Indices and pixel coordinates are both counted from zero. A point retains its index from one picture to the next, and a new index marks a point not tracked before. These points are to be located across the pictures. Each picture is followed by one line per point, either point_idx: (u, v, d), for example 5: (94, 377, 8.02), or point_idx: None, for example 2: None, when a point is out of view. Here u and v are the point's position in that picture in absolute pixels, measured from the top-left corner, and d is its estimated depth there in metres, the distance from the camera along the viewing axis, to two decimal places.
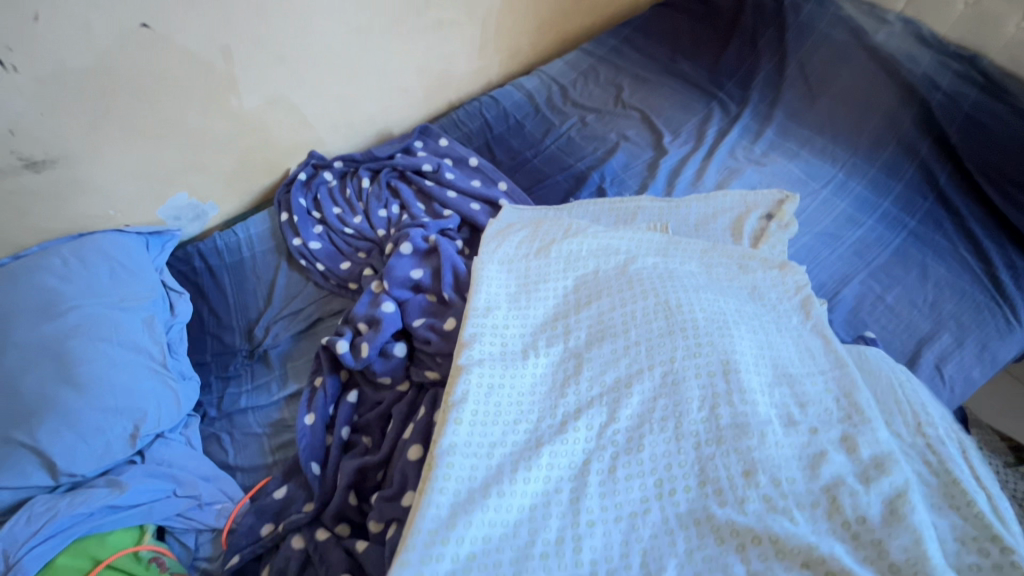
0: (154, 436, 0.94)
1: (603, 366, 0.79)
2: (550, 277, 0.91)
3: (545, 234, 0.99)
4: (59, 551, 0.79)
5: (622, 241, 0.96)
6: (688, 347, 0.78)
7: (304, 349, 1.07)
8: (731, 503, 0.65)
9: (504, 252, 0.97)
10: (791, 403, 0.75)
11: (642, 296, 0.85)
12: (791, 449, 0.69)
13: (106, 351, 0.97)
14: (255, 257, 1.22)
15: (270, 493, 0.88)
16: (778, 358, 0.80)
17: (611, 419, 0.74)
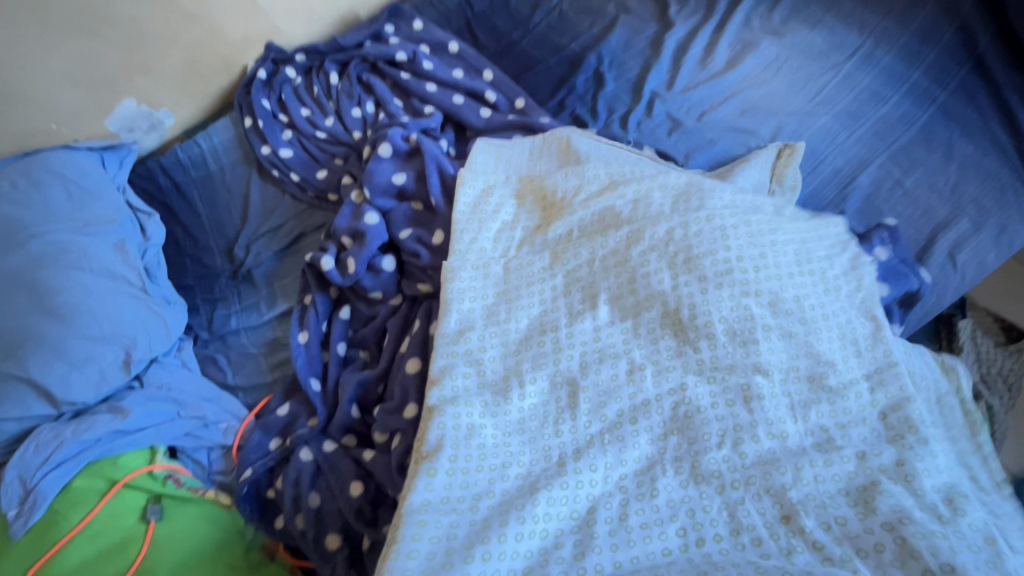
0: (148, 362, 0.93)
1: (602, 398, 0.71)
2: (541, 266, 0.81)
3: (524, 199, 0.90)
4: (74, 475, 0.80)
5: (621, 203, 0.83)
6: (703, 362, 0.71)
7: (289, 266, 1.02)
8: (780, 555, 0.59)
9: (485, 244, 0.86)
10: (831, 424, 0.67)
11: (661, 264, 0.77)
12: (833, 459, 0.65)
13: (80, 280, 0.93)
14: (224, 170, 1.12)
15: (274, 410, 0.89)
16: (826, 314, 0.73)
17: (619, 462, 0.67)
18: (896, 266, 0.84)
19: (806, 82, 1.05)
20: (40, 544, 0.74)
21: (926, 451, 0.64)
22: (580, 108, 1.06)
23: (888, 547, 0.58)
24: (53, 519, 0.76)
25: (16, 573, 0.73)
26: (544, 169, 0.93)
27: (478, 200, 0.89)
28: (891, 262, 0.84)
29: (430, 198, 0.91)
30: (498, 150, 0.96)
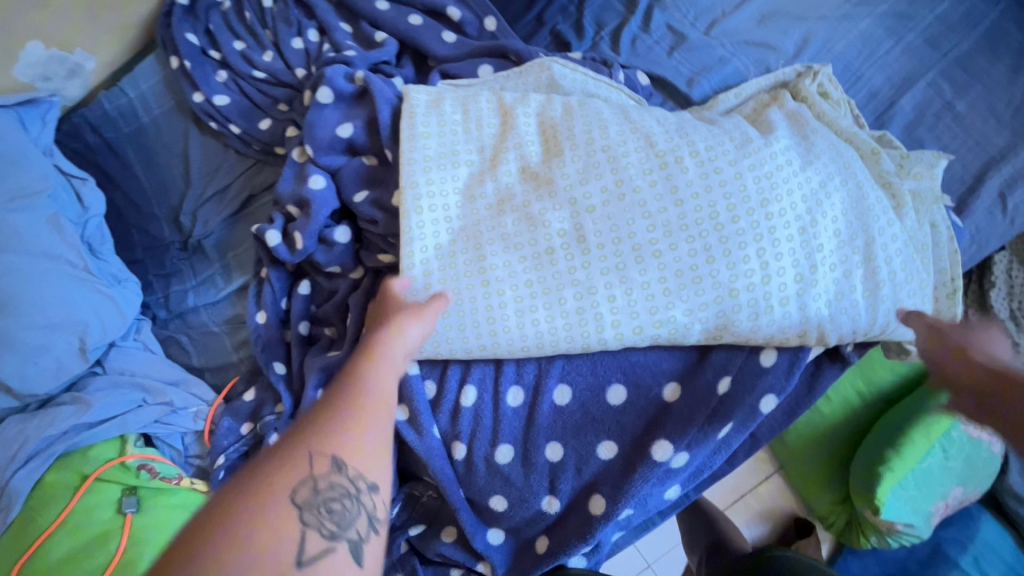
0: (106, 346, 0.88)
1: (590, 264, 0.64)
2: (508, 216, 0.67)
3: (478, 138, 0.71)
4: (46, 470, 0.79)
5: (609, 111, 0.70)
6: (691, 248, 0.62)
7: (241, 234, 0.92)
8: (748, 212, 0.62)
9: (435, 193, 0.68)
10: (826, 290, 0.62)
11: (649, 182, 0.64)
12: (825, 295, 0.62)
13: (13, 264, 0.84)
14: (157, 122, 0.98)
15: (241, 394, 0.85)
16: (831, 213, 0.63)
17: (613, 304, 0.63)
18: None
19: None
20: (20, 543, 0.75)
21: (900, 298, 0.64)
22: (561, 23, 0.87)
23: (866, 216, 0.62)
24: (30, 517, 0.76)
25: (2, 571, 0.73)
26: (491, 100, 0.73)
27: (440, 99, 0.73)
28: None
29: (383, 149, 0.76)
30: (438, 95, 0.73)
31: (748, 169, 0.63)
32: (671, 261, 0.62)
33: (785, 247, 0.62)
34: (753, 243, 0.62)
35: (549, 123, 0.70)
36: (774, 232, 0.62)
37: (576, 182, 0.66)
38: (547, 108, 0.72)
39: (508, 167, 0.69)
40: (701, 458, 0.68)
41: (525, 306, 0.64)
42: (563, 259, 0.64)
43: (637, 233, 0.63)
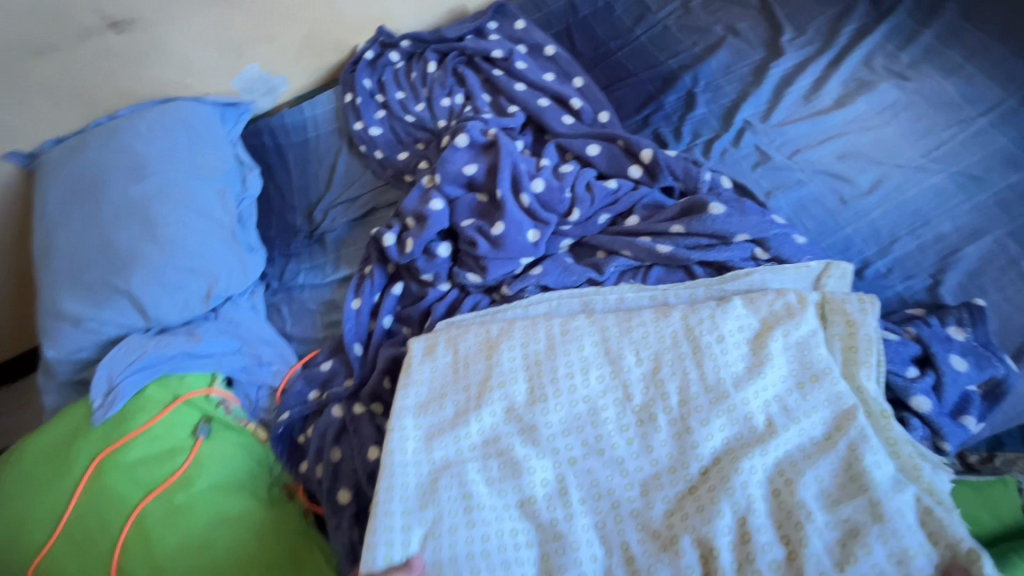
0: (223, 298, 1.04)
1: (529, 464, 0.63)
2: (467, 540, 0.59)
3: (465, 380, 0.71)
4: (149, 382, 0.93)
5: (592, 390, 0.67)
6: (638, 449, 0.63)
7: (357, 235, 1.08)
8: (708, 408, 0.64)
9: (433, 531, 0.60)
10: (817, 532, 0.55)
11: (626, 439, 0.64)
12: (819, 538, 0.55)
13: (182, 216, 1.05)
14: (320, 137, 1.21)
15: (319, 363, 0.96)
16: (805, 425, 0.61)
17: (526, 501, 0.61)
18: (977, 348, 0.74)
19: (925, 133, 0.94)
20: (111, 435, 0.86)
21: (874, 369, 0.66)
22: (664, 127, 1.03)
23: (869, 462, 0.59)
24: (125, 416, 0.88)
25: (89, 451, 0.85)
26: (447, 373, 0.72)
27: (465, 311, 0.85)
28: (902, 347, 0.72)
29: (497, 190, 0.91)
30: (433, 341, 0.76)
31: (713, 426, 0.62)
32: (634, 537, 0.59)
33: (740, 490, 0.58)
34: (720, 497, 0.58)
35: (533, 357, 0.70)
36: (764, 441, 0.60)
37: (497, 466, 0.64)
38: (530, 339, 0.73)
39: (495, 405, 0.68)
40: None
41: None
42: (538, 505, 0.61)
43: (612, 488, 0.61)
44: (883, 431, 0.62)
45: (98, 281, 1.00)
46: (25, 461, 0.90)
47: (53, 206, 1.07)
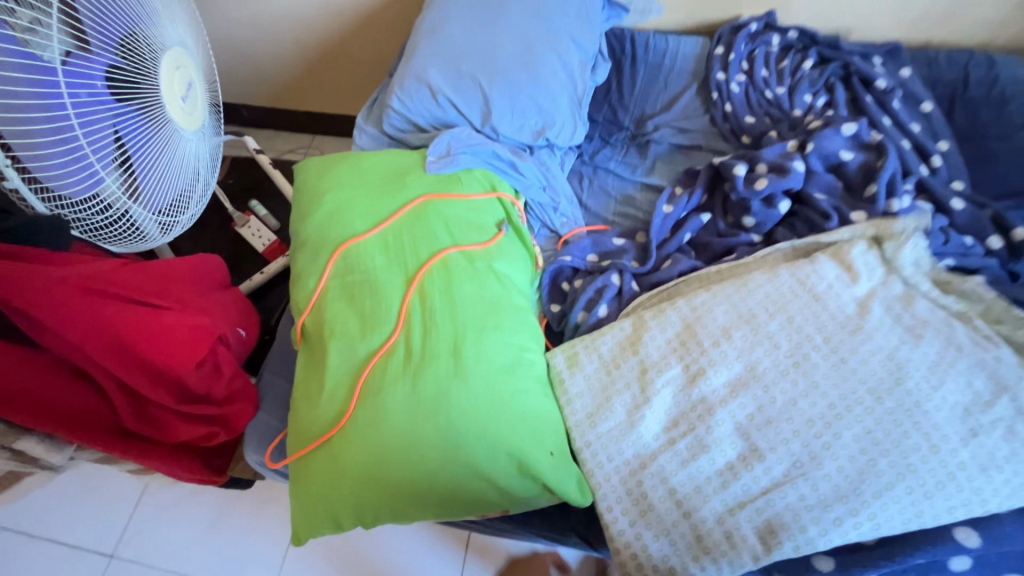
0: (546, 144, 1.12)
1: (700, 457, 0.73)
2: (679, 475, 0.73)
3: (622, 380, 0.80)
4: (475, 166, 1.01)
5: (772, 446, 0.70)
6: (805, 499, 0.67)
7: (677, 159, 1.14)
8: (816, 404, 0.71)
9: (644, 462, 0.75)
10: (830, 396, 0.70)
11: (787, 487, 0.68)
12: (849, 384, 0.71)
13: (551, 66, 1.15)
14: (674, 69, 1.27)
15: (609, 236, 1.01)
16: (868, 356, 0.72)
17: (709, 471, 0.72)
18: None
19: None
20: (444, 186, 0.96)
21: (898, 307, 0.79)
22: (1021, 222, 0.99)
23: (889, 373, 0.71)
24: (455, 180, 0.97)
25: (422, 188, 0.95)
26: (755, 306, 0.80)
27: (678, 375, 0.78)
28: None
29: (867, 186, 0.93)
30: (601, 369, 0.83)
31: (829, 438, 0.69)
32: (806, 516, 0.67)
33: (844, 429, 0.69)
34: (855, 502, 0.66)
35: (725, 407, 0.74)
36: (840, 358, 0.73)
37: (681, 450, 0.74)
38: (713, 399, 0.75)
39: (670, 441, 0.75)
40: None
41: (775, 537, 0.67)
42: (737, 511, 0.70)
43: (786, 497, 0.68)
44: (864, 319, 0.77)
45: (466, 72, 1.12)
46: (354, 168, 0.99)
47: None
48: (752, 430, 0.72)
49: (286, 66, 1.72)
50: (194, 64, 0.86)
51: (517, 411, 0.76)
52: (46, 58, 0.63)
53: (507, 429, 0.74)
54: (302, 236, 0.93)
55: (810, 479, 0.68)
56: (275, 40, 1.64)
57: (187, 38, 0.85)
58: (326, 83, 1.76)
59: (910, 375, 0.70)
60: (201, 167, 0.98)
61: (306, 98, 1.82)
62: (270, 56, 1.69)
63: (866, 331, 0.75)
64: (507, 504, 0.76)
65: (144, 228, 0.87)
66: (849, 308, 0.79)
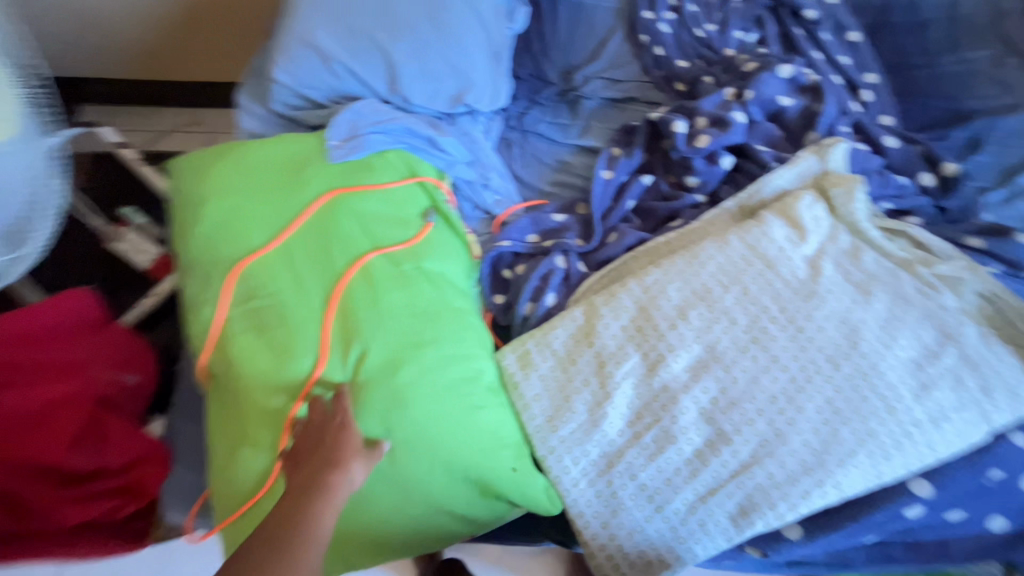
0: (466, 110, 0.99)
1: (668, 453, 0.70)
2: (648, 472, 0.70)
3: (580, 377, 0.75)
4: (389, 148, 0.87)
5: (739, 429, 0.68)
6: (773, 477, 0.67)
7: (611, 115, 1.04)
8: (778, 380, 0.69)
9: (613, 460, 0.72)
10: (791, 371, 0.68)
11: (756, 470, 0.67)
12: (807, 355, 0.69)
13: (461, 15, 0.99)
14: (598, 9, 1.14)
15: (548, 211, 0.92)
16: (824, 325, 0.70)
17: (677, 462, 0.70)
18: None
19: None
20: (352, 176, 0.82)
21: (847, 264, 0.77)
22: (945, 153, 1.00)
23: (844, 337, 0.69)
24: (366, 167, 0.84)
25: (326, 182, 0.80)
26: (708, 280, 0.75)
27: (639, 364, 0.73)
28: None
29: (806, 133, 0.88)
30: (558, 367, 0.77)
31: (792, 415, 0.67)
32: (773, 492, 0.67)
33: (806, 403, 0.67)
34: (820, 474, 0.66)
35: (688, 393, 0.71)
36: (796, 327, 0.71)
37: (647, 444, 0.71)
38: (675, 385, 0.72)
39: (636, 434, 0.72)
40: (920, 525, 0.70)
41: (746, 518, 0.67)
42: (708, 497, 0.68)
43: (756, 477, 0.67)
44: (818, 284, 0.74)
45: (361, 31, 0.95)
46: (239, 165, 0.82)
47: None
48: (717, 415, 0.69)
49: (138, 29, 1.41)
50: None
51: (471, 432, 0.69)
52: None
53: (467, 453, 0.68)
54: (187, 256, 0.77)
55: (777, 459, 0.67)
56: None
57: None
58: (194, 48, 1.46)
59: (865, 337, 0.69)
60: (45, 183, 0.78)
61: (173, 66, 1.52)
62: (115, 17, 1.37)
63: (818, 295, 0.73)
64: (470, 522, 0.71)
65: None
66: (801, 271, 0.76)
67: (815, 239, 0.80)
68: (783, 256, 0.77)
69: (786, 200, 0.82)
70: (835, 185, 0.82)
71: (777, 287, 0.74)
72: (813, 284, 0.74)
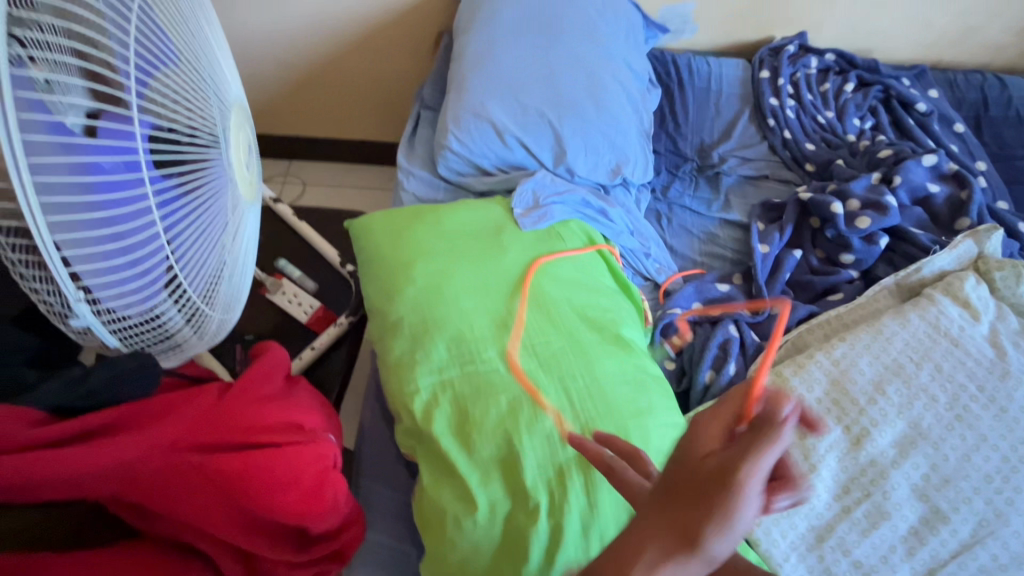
0: (621, 182, 1.05)
1: (883, 528, 0.70)
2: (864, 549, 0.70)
3: (779, 449, 0.76)
4: (569, 217, 0.92)
5: (953, 507, 0.70)
6: (996, 558, 0.67)
7: (749, 191, 1.11)
8: (984, 457, 0.71)
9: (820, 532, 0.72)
10: (994, 448, 0.72)
11: (977, 549, 0.68)
12: (1006, 434, 0.72)
13: (617, 96, 1.07)
14: (722, 94, 1.24)
15: (708, 281, 0.97)
16: (1018, 404, 0.74)
17: (893, 538, 0.70)
18: None
19: None
20: (544, 245, 0.87)
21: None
22: None
23: None
24: (555, 235, 0.88)
25: (525, 251, 0.85)
26: (899, 356, 0.79)
27: (843, 439, 0.75)
28: None
29: (957, 218, 0.97)
30: None
31: (1004, 492, 0.70)
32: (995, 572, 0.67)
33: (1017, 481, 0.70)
34: None
35: (895, 466, 0.72)
36: (992, 404, 0.74)
37: (859, 519, 0.71)
38: (880, 459, 0.73)
39: (845, 508, 0.72)
40: None
41: None
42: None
43: (979, 557, 0.67)
44: (1004, 364, 0.77)
45: (532, 108, 1.02)
46: (436, 230, 0.86)
47: (508, 25, 1.09)
48: (927, 491, 0.71)
49: (271, 89, 1.50)
50: (247, 120, 0.70)
51: None
52: (71, 124, 0.45)
53: None
54: (394, 317, 0.79)
55: (996, 540, 0.68)
56: (262, 60, 1.44)
57: (235, 88, 0.70)
58: (318, 109, 1.56)
59: None
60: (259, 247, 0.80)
61: (290, 123, 1.60)
62: (256, 78, 1.48)
63: (1007, 374, 0.76)
64: None
65: (207, 334, 0.68)
66: (983, 351, 0.79)
67: (990, 317, 0.84)
68: (965, 333, 0.81)
69: (950, 280, 0.87)
70: (996, 268, 0.88)
71: (965, 364, 0.77)
72: (1000, 363, 0.78)
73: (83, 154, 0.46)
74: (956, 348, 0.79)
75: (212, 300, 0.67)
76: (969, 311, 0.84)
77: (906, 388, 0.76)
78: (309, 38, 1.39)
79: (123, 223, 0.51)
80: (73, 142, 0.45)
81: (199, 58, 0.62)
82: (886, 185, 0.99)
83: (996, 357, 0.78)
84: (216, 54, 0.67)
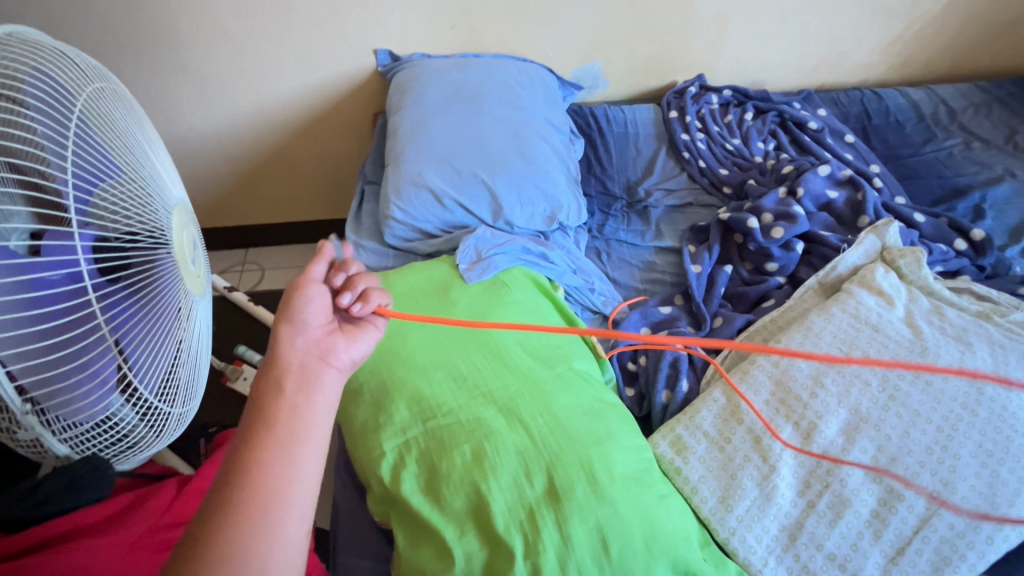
0: (558, 227, 1.12)
1: (846, 516, 0.73)
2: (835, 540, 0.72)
3: (739, 455, 0.79)
4: (513, 265, 0.98)
5: (905, 482, 0.73)
6: (953, 526, 0.70)
7: (677, 218, 1.20)
8: (921, 430, 0.76)
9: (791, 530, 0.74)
10: (928, 419, 0.77)
11: (934, 521, 0.71)
12: (937, 404, 0.78)
13: (543, 150, 1.17)
14: (640, 136, 1.37)
15: (652, 306, 1.03)
16: (941, 375, 0.80)
17: (858, 523, 0.72)
18: None
19: None
20: (492, 294, 0.91)
21: (936, 320, 0.88)
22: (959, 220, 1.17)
23: (959, 384, 0.79)
24: (500, 284, 0.93)
25: (473, 302, 0.90)
26: (830, 348, 0.84)
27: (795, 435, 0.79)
28: None
29: (859, 217, 1.07)
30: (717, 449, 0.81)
31: (947, 460, 0.74)
32: (955, 540, 0.70)
33: (956, 447, 0.74)
34: (994, 516, 0.70)
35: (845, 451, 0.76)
36: (918, 379, 0.80)
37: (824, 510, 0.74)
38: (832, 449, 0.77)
39: (809, 501, 0.75)
40: None
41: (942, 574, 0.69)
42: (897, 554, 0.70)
43: (938, 528, 0.70)
44: (922, 341, 0.84)
45: (466, 171, 1.09)
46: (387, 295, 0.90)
47: (435, 100, 1.19)
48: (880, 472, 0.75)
49: (220, 184, 1.56)
50: (192, 219, 0.75)
51: (660, 519, 0.70)
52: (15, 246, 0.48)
53: (674, 551, 0.68)
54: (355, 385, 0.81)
55: (951, 509, 0.71)
56: (209, 160, 1.50)
57: (178, 190, 0.74)
58: (268, 197, 1.62)
59: (982, 382, 0.79)
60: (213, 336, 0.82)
61: (242, 214, 1.65)
62: (205, 176, 1.54)
63: (926, 349, 0.83)
64: None
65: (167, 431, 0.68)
66: (902, 331, 0.86)
67: (904, 301, 0.92)
68: (884, 318, 0.88)
69: (863, 273, 0.95)
70: (900, 256, 0.97)
71: (888, 347, 0.84)
72: (919, 340, 0.85)
73: (29, 272, 0.49)
74: (878, 333, 0.86)
75: (169, 394, 0.68)
76: (883, 297, 0.92)
77: (841, 378, 0.82)
78: (253, 133, 1.47)
79: (73, 332, 0.53)
80: (20, 263, 0.48)
81: (142, 168, 0.67)
82: (793, 197, 1.09)
83: (913, 336, 0.85)
84: (158, 163, 0.72)
